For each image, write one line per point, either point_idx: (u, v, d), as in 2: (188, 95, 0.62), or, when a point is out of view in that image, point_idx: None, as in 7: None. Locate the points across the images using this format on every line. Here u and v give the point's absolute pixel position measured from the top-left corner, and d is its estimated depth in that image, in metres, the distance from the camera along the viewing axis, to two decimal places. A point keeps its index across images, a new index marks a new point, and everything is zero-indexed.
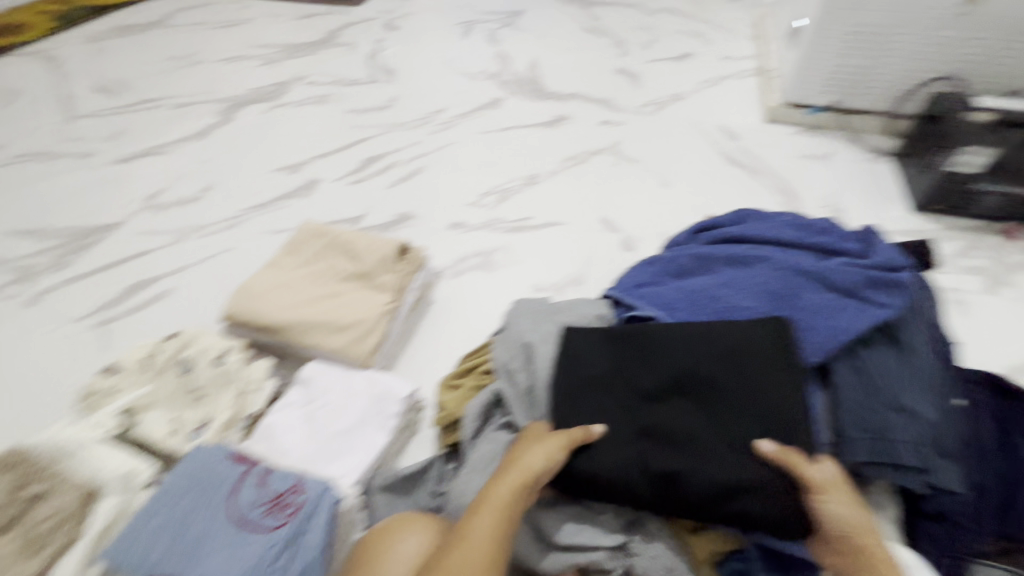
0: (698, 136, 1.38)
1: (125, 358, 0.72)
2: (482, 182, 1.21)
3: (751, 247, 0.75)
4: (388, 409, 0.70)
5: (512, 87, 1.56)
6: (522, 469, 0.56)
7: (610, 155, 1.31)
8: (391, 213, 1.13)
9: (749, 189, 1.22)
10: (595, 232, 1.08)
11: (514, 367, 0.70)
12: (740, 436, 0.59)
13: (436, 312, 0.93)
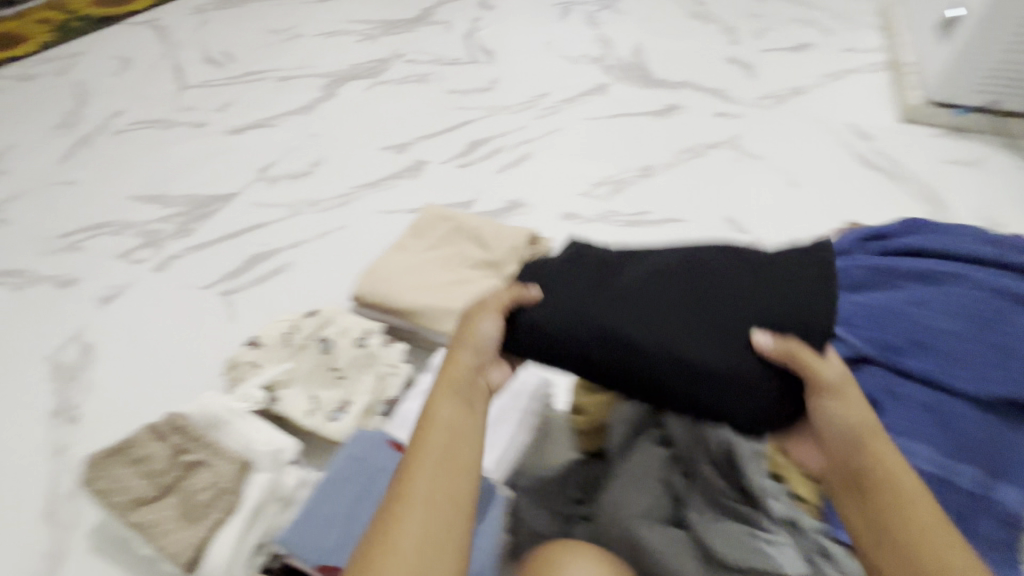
0: (830, 133, 1.23)
1: (267, 333, 0.72)
2: (595, 171, 1.15)
3: None
4: (527, 407, 0.70)
5: (616, 71, 1.46)
6: (480, 346, 0.51)
7: (729, 148, 1.21)
8: (501, 200, 1.10)
9: (896, 190, 1.08)
10: (721, 232, 1.02)
11: None
12: (726, 322, 0.50)
13: None
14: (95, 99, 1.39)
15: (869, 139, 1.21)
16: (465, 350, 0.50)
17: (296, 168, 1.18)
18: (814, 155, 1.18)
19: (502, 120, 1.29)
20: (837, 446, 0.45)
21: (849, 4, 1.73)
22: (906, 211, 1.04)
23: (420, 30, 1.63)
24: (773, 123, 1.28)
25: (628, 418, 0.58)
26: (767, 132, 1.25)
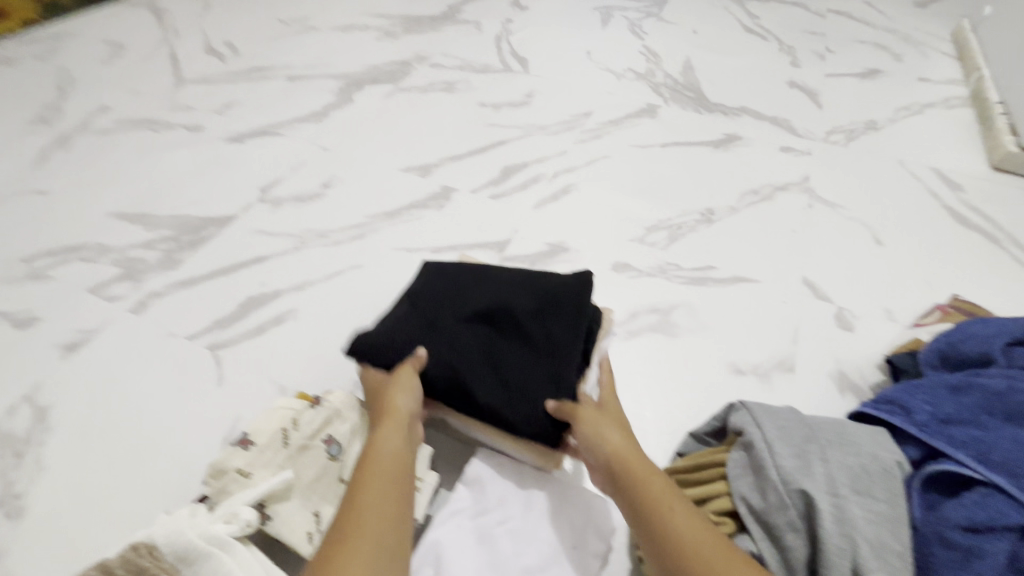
0: (913, 177, 1.09)
1: (262, 427, 0.58)
2: (649, 212, 1.00)
3: None
4: (591, 546, 0.56)
5: (666, 90, 1.29)
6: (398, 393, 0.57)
7: (800, 192, 1.06)
8: (541, 242, 0.94)
9: (1003, 260, 0.94)
10: (799, 296, 0.88)
11: (782, 524, 0.51)
12: (524, 384, 0.59)
13: None
14: (78, 91, 1.23)
15: (959, 190, 1.07)
16: (383, 398, 0.57)
17: (305, 189, 1.02)
18: (898, 208, 1.03)
19: (540, 142, 1.11)
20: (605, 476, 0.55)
21: (920, 25, 1.56)
22: (1013, 288, 0.90)
23: (447, 28, 1.45)
24: (848, 163, 1.12)
25: None
26: (841, 174, 1.10)
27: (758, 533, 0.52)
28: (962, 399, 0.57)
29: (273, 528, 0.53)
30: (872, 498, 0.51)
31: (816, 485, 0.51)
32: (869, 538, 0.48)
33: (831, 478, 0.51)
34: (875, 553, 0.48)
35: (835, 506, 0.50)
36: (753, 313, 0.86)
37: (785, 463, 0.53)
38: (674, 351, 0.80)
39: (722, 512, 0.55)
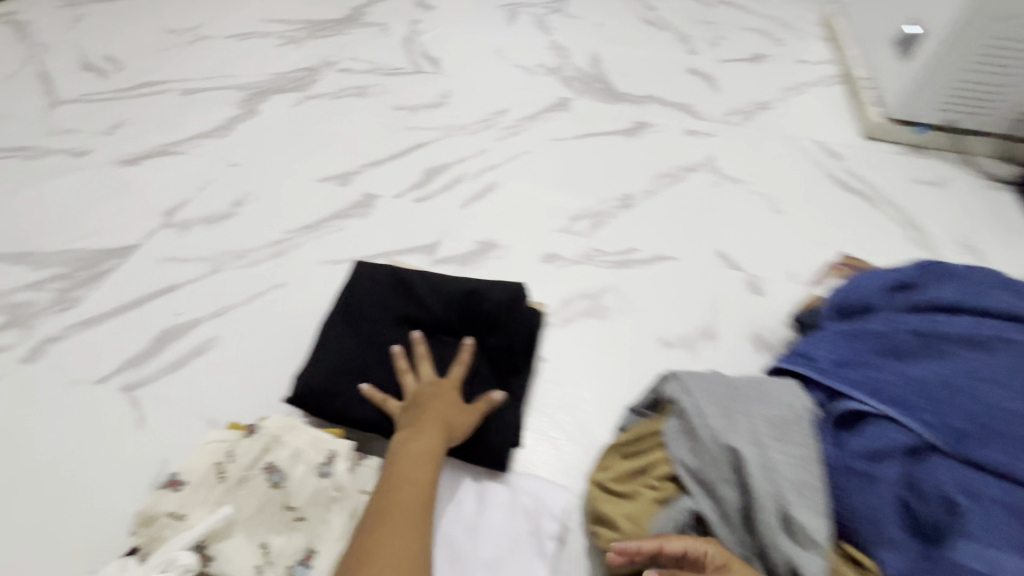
0: (801, 152, 1.20)
1: (194, 465, 0.55)
2: (571, 202, 1.02)
3: (997, 320, 0.61)
4: (545, 527, 0.60)
5: (577, 84, 1.32)
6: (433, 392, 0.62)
7: (707, 171, 1.14)
8: (471, 241, 0.94)
9: (885, 219, 1.06)
10: (716, 268, 0.96)
11: (713, 480, 0.56)
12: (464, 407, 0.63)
13: (549, 373, 0.77)
14: None
15: (839, 159, 1.19)
16: (429, 402, 0.61)
17: (214, 209, 0.96)
18: (792, 180, 1.13)
19: (460, 142, 1.11)
20: None
21: (795, 11, 1.71)
22: (896, 244, 1.02)
23: (353, 31, 1.41)
24: (746, 142, 1.22)
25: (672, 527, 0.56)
26: (742, 152, 1.19)
27: (697, 493, 0.57)
28: (859, 343, 0.64)
29: (217, 569, 0.50)
30: (790, 443, 0.56)
31: (741, 441, 0.56)
32: (789, 482, 0.54)
33: (755, 433, 0.57)
34: (796, 494, 0.54)
35: (759, 457, 0.56)
36: (675, 289, 0.92)
37: (713, 425, 0.58)
38: (607, 333, 0.83)
39: (664, 480, 0.59)
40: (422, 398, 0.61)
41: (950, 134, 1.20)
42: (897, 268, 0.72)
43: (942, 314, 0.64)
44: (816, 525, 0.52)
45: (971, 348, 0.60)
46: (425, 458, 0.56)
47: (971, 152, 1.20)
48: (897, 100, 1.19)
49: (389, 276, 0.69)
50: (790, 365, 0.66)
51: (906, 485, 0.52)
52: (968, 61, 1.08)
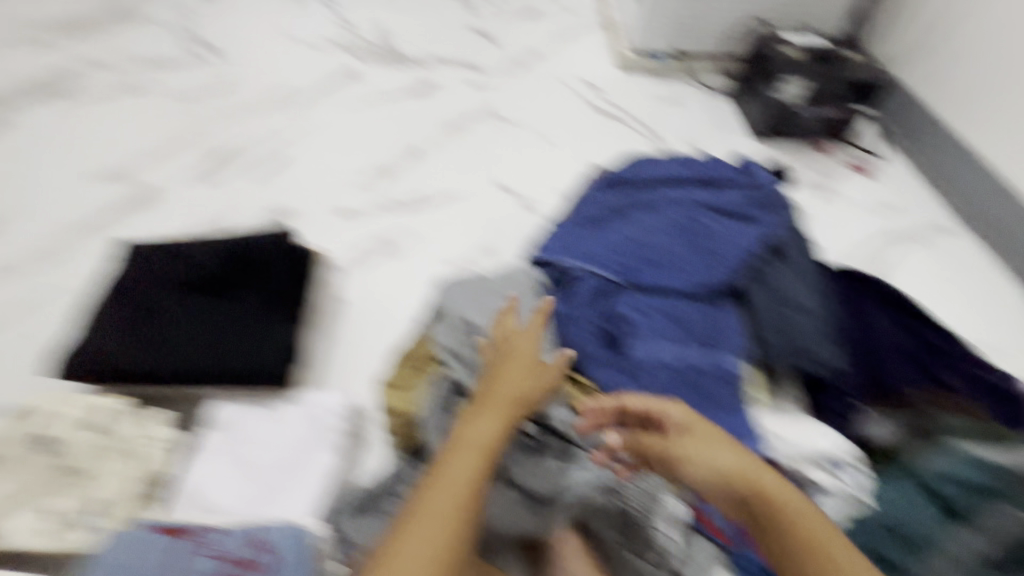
0: (564, 93, 1.52)
1: (9, 448, 0.69)
2: (361, 163, 1.22)
3: (652, 191, 0.89)
4: (331, 428, 0.73)
5: (367, 57, 1.59)
6: (519, 363, 0.66)
7: (489, 119, 1.40)
8: (266, 212, 1.12)
9: (619, 131, 1.43)
10: (494, 198, 1.20)
11: (461, 351, 0.75)
12: (245, 340, 0.80)
13: (348, 314, 0.93)
14: None
15: (598, 91, 1.55)
16: (508, 364, 0.66)
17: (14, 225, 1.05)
18: (554, 118, 1.43)
19: (249, 126, 1.29)
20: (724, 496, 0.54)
21: None
22: (624, 145, 1.39)
23: (135, 34, 1.50)
24: (517, 92, 1.51)
25: (439, 395, 0.74)
26: (514, 99, 1.48)
27: (455, 365, 0.75)
28: (571, 222, 0.88)
29: (44, 512, 0.66)
30: (518, 310, 0.78)
31: (485, 319, 0.77)
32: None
33: (488, 310, 0.78)
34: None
35: (497, 326, 0.76)
36: (458, 220, 1.15)
37: (461, 311, 0.78)
38: (399, 265, 1.03)
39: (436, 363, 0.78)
40: (507, 349, 0.68)
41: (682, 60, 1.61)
42: (607, 168, 0.98)
43: (626, 192, 0.90)
44: (540, 362, 0.74)
45: (640, 210, 0.88)
46: (488, 441, 0.57)
47: (699, 72, 1.62)
48: (641, 33, 1.58)
49: (171, 257, 0.88)
50: (533, 257, 0.87)
51: (598, 315, 0.78)
52: (672, 9, 1.53)
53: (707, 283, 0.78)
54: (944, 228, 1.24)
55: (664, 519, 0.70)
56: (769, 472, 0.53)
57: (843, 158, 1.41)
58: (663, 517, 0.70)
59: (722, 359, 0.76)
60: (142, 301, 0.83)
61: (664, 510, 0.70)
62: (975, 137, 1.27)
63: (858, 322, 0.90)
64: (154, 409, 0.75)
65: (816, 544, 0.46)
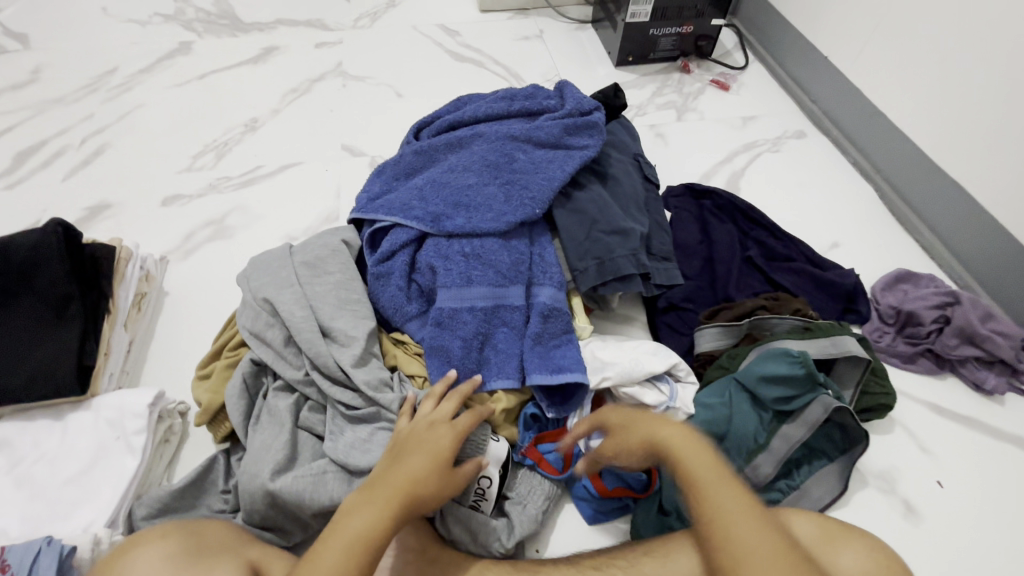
0: (420, 39, 1.44)
1: None
2: (193, 144, 1.16)
3: (465, 131, 0.84)
4: (128, 428, 0.68)
5: (198, 25, 1.45)
6: (420, 450, 0.58)
7: (334, 78, 1.33)
8: (83, 208, 1.04)
9: (476, 72, 1.36)
10: (337, 159, 1.14)
11: (260, 328, 0.69)
12: (20, 349, 0.69)
13: (172, 308, 0.89)
14: None
15: (456, 36, 1.46)
16: (417, 449, 0.58)
17: None
18: (407, 68, 1.36)
19: (58, 115, 1.21)
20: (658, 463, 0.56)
21: None
22: (480, 85, 1.33)
23: None
24: (368, 44, 1.42)
25: (243, 379, 0.68)
26: (363, 53, 1.40)
27: (255, 345, 0.69)
28: (385, 175, 0.83)
29: None
30: (323, 274, 0.73)
31: (281, 289, 0.70)
32: (323, 302, 0.70)
33: (287, 279, 0.71)
34: (331, 309, 0.70)
35: (298, 294, 0.70)
36: (298, 188, 1.08)
37: (257, 286, 0.71)
38: (232, 245, 0.98)
39: (241, 345, 0.73)
40: (418, 435, 0.60)
41: None
42: (427, 115, 0.93)
43: (439, 137, 0.85)
44: (346, 326, 0.69)
45: (453, 152, 0.83)
46: (371, 533, 0.50)
47: (560, 4, 1.56)
48: None
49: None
50: (348, 219, 0.82)
51: (408, 267, 0.74)
52: None
53: (515, 218, 0.74)
54: (797, 132, 1.25)
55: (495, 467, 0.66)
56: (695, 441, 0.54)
57: (704, 75, 1.39)
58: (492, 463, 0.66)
59: (538, 294, 0.73)
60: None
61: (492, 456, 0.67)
62: (818, 31, 1.26)
63: (685, 240, 0.95)
64: None
65: (731, 530, 0.47)
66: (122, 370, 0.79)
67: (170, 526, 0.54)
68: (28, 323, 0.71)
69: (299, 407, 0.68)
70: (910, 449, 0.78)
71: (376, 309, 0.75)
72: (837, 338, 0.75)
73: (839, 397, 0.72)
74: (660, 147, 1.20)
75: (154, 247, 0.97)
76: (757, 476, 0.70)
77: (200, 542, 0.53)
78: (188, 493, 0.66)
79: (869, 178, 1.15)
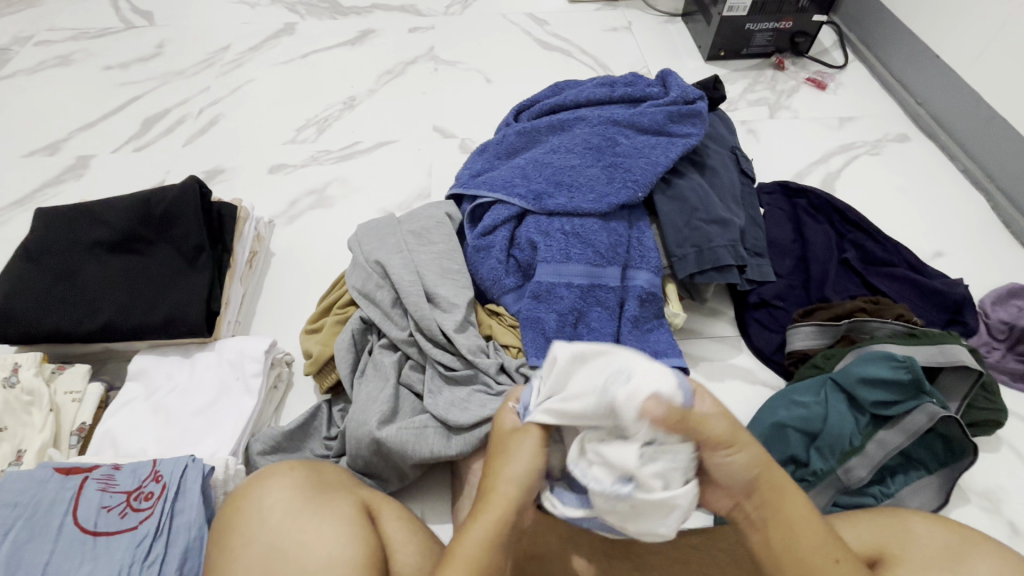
0: (509, 27, 1.47)
1: None
2: (297, 119, 1.23)
3: (567, 114, 0.86)
4: (247, 370, 0.74)
5: (302, 8, 1.53)
6: (513, 477, 0.45)
7: (427, 62, 1.38)
8: (200, 171, 1.13)
9: (565, 61, 1.37)
10: (429, 140, 1.18)
11: (369, 289, 0.74)
12: (156, 290, 0.77)
13: (278, 266, 0.96)
14: None
15: (544, 25, 1.47)
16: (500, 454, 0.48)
17: None
18: (497, 54, 1.39)
19: (179, 86, 1.31)
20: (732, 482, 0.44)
21: None
22: (567, 74, 1.35)
23: (70, 9, 1.53)
24: (460, 30, 1.46)
25: (351, 335, 0.73)
26: (454, 38, 1.44)
27: (364, 304, 0.74)
28: (486, 154, 0.86)
29: None
30: (428, 243, 0.77)
31: (391, 254, 0.75)
32: (429, 269, 0.74)
33: (396, 245, 0.76)
34: (435, 276, 0.74)
35: (405, 259, 0.74)
36: (393, 164, 1.13)
37: (368, 250, 0.76)
38: (331, 214, 1.05)
39: (349, 304, 0.77)
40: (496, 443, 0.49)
41: None
42: (526, 99, 0.95)
43: (540, 120, 0.87)
44: (450, 292, 0.72)
45: (555, 135, 0.85)
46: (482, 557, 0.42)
47: None
48: None
49: (75, 210, 0.81)
50: (448, 194, 0.86)
51: (508, 241, 0.76)
52: None
53: (617, 200, 0.75)
54: (900, 135, 1.19)
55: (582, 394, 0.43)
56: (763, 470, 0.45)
57: (799, 73, 1.34)
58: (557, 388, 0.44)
59: (634, 277, 0.74)
60: (43, 256, 0.77)
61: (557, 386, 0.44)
62: (930, 29, 1.19)
63: (778, 238, 0.93)
64: (64, 366, 0.74)
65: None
66: (236, 320, 0.86)
67: (286, 467, 0.56)
68: (165, 267, 0.78)
69: (401, 365, 0.72)
70: (1017, 470, 0.74)
71: (474, 280, 0.78)
72: (946, 347, 0.71)
73: (944, 406, 0.69)
74: (751, 143, 1.18)
75: (263, 210, 1.05)
76: (850, 480, 0.68)
77: (316, 483, 0.55)
78: (297, 434, 0.72)
79: (981, 186, 1.09)
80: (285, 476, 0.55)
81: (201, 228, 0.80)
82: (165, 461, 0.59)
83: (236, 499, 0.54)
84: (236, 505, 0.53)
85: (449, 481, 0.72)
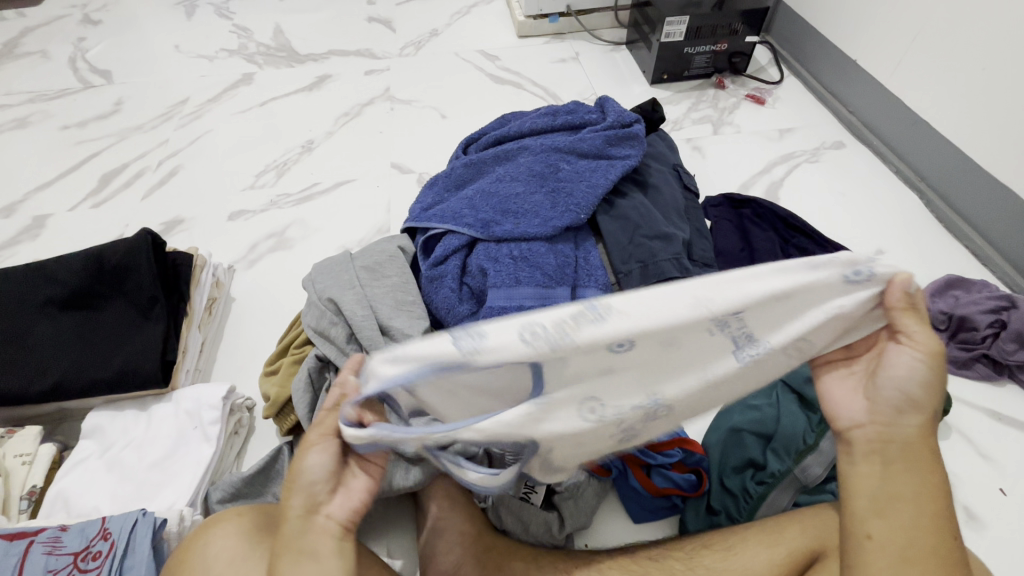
0: (462, 64, 1.52)
1: None
2: (255, 165, 1.25)
3: (511, 145, 0.90)
4: (204, 418, 0.73)
5: (260, 58, 1.57)
6: (310, 484, 0.49)
7: (383, 101, 1.42)
8: (160, 222, 1.14)
9: (516, 93, 1.43)
10: (388, 175, 1.21)
11: (324, 326, 0.74)
12: (109, 345, 0.76)
13: (239, 312, 0.97)
14: None
15: (496, 60, 1.53)
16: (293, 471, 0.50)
17: None
18: (451, 90, 1.44)
19: (137, 141, 1.33)
20: (882, 400, 0.50)
21: None
22: (519, 105, 1.40)
23: (26, 73, 1.55)
24: (414, 70, 1.51)
25: (308, 375, 0.73)
26: (410, 79, 1.48)
27: (320, 342, 0.74)
28: (435, 187, 0.89)
29: None
30: (382, 276, 0.78)
31: (344, 290, 0.76)
32: (382, 302, 0.75)
33: (349, 281, 0.77)
34: (389, 309, 0.74)
35: (358, 293, 0.75)
36: (353, 202, 1.15)
37: (322, 288, 0.77)
38: (291, 255, 1.06)
39: (306, 343, 0.78)
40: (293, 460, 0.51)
41: (574, 17, 1.59)
42: (474, 132, 0.99)
43: (486, 152, 0.91)
44: (405, 322, 0.73)
45: (500, 164, 0.89)
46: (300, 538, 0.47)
47: (595, 28, 1.62)
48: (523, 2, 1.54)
49: (24, 270, 0.80)
50: (402, 229, 0.88)
51: (460, 269, 0.78)
52: None
53: (562, 223, 0.78)
54: (836, 142, 1.26)
55: (807, 349, 0.50)
56: (914, 410, 0.49)
57: (739, 90, 1.41)
58: (819, 307, 0.48)
59: (584, 295, 0.76)
60: None
61: (769, 289, 0.45)
62: (853, 44, 1.27)
63: (725, 247, 0.96)
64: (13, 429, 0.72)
65: (867, 537, 0.48)
66: (196, 369, 0.86)
67: (230, 515, 0.55)
68: (120, 320, 0.78)
69: None
70: (969, 455, 0.76)
71: (430, 310, 0.79)
72: None
73: None
74: (697, 159, 1.23)
75: (223, 256, 1.06)
76: (807, 477, 0.66)
77: (260, 527, 0.54)
78: (258, 479, 0.71)
79: (914, 185, 1.15)
80: (229, 526, 0.54)
81: (153, 278, 0.79)
82: (115, 518, 0.58)
83: (185, 543, 0.54)
84: (184, 556, 0.53)
85: (412, 517, 0.71)
